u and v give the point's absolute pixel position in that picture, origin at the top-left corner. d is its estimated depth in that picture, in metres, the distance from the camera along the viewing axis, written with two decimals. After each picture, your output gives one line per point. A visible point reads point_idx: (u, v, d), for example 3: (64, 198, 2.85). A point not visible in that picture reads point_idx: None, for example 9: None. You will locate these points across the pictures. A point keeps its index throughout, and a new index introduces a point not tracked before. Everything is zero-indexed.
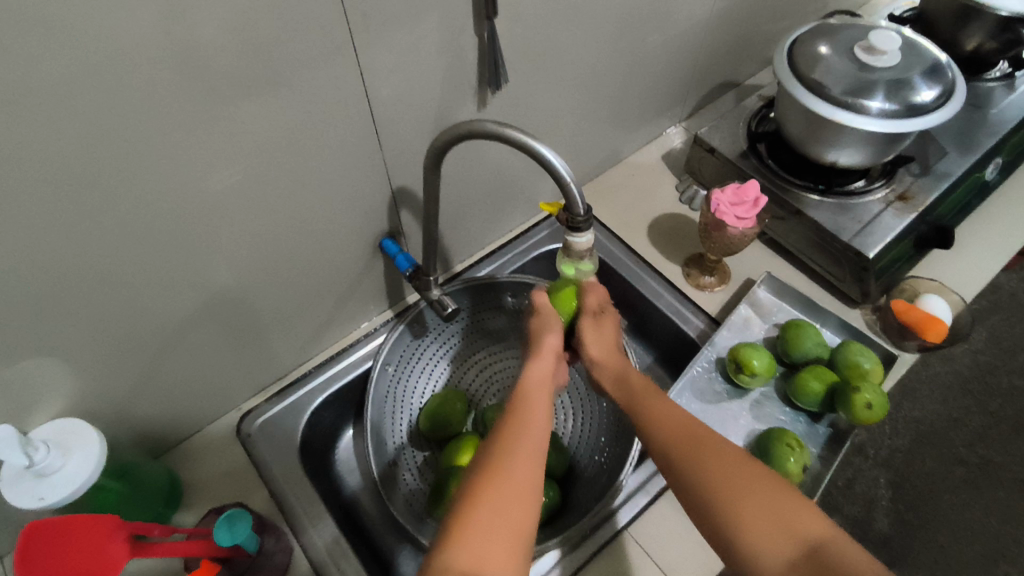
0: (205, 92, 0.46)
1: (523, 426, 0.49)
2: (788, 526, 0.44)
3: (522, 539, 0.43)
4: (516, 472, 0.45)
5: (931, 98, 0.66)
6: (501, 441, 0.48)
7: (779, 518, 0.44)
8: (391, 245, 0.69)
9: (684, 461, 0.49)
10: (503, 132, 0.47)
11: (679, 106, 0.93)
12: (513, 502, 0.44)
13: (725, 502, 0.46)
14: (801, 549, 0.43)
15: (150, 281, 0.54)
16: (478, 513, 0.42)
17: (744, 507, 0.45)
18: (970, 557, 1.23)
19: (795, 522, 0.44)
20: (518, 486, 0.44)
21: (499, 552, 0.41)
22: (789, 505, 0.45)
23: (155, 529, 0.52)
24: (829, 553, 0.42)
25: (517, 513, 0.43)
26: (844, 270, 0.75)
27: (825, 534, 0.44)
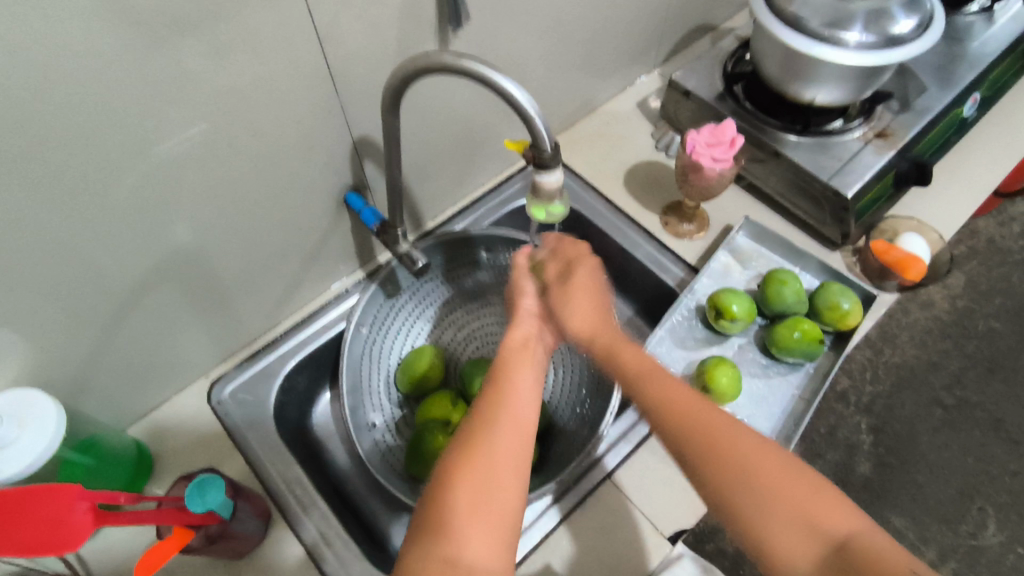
0: (141, 34, 0.42)
1: (499, 415, 0.47)
2: (811, 524, 0.44)
3: (511, 524, 0.43)
4: (500, 462, 0.45)
5: (911, 29, 0.64)
6: (476, 434, 0.46)
7: (794, 515, 0.44)
8: (356, 200, 0.66)
9: (682, 441, 0.48)
10: (461, 65, 0.45)
11: (654, 50, 0.90)
12: (498, 488, 0.44)
13: (744, 498, 0.45)
14: (828, 545, 0.43)
15: (101, 245, 0.51)
16: (461, 504, 0.43)
17: (765, 499, 0.45)
18: (946, 495, 1.27)
19: (816, 515, 0.44)
20: (502, 480, 0.44)
21: (485, 544, 0.41)
22: (806, 496, 0.45)
23: (121, 497, 0.48)
24: (854, 549, 0.42)
25: (501, 503, 0.43)
26: (824, 211, 0.74)
27: (856, 531, 0.43)
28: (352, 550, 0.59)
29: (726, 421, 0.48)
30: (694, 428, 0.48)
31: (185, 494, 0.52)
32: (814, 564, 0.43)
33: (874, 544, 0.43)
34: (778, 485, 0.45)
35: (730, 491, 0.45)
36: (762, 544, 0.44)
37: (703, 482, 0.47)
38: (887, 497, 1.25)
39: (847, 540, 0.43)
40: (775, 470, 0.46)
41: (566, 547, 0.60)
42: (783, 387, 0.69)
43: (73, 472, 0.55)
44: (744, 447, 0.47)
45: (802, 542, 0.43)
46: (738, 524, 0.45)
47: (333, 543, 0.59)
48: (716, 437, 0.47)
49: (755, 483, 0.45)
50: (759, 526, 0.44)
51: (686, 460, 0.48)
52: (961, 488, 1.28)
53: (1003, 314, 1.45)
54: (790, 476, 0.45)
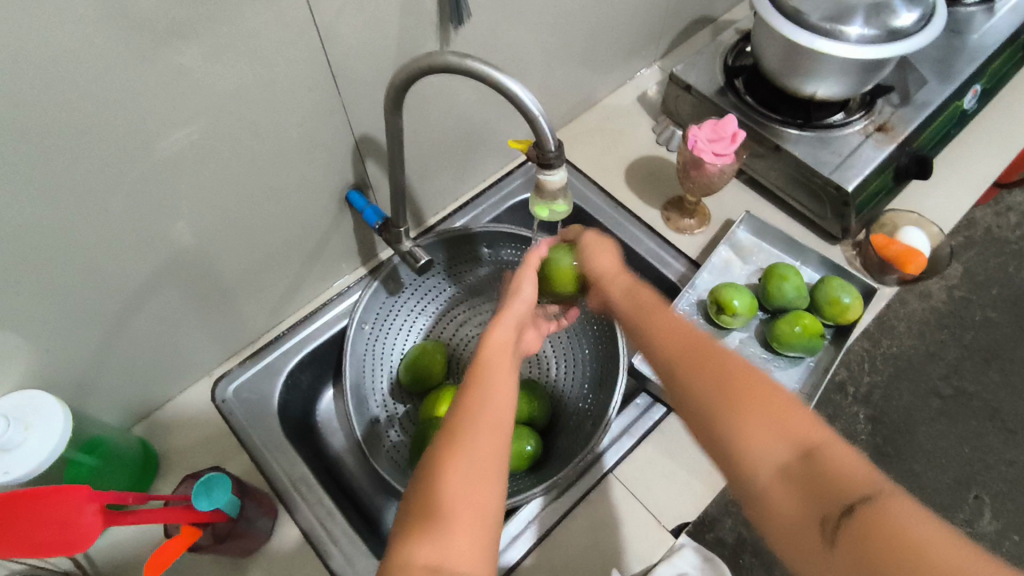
0: (142, 37, 0.42)
1: (481, 403, 0.45)
2: (782, 432, 0.41)
3: (493, 522, 0.42)
4: (484, 453, 0.43)
5: (913, 22, 0.64)
6: (454, 430, 0.44)
7: (767, 421, 0.42)
8: (358, 198, 0.66)
9: (674, 361, 0.47)
10: (465, 64, 0.45)
11: (654, 43, 0.90)
12: (476, 487, 0.42)
13: (720, 407, 0.43)
14: (795, 455, 0.40)
15: (106, 247, 0.51)
16: (442, 502, 0.41)
17: (738, 401, 0.43)
18: (942, 484, 1.28)
19: (789, 425, 0.41)
20: (485, 464, 0.42)
21: (465, 546, 0.39)
22: (780, 408, 0.42)
23: (129, 497, 0.49)
24: (823, 457, 0.39)
25: (481, 498, 0.41)
26: (825, 205, 0.74)
27: (830, 442, 0.40)
28: (358, 547, 0.60)
29: (709, 342, 0.47)
30: (677, 350, 0.48)
31: (193, 493, 0.53)
32: (780, 469, 0.40)
33: (845, 458, 0.39)
34: (751, 399, 0.43)
35: (707, 403, 0.44)
36: (733, 448, 0.42)
37: (687, 399, 0.45)
38: None
39: (817, 447, 0.40)
40: (749, 387, 0.43)
41: (570, 542, 0.60)
42: (785, 381, 0.70)
43: (80, 472, 0.55)
44: (728, 368, 0.45)
45: (774, 448, 0.41)
46: (717, 436, 0.43)
47: (338, 540, 0.60)
48: (699, 356, 0.46)
49: (732, 395, 0.43)
50: (736, 434, 0.42)
51: (675, 376, 0.47)
52: (958, 477, 1.29)
53: (1001, 304, 1.46)
54: (765, 391, 0.43)
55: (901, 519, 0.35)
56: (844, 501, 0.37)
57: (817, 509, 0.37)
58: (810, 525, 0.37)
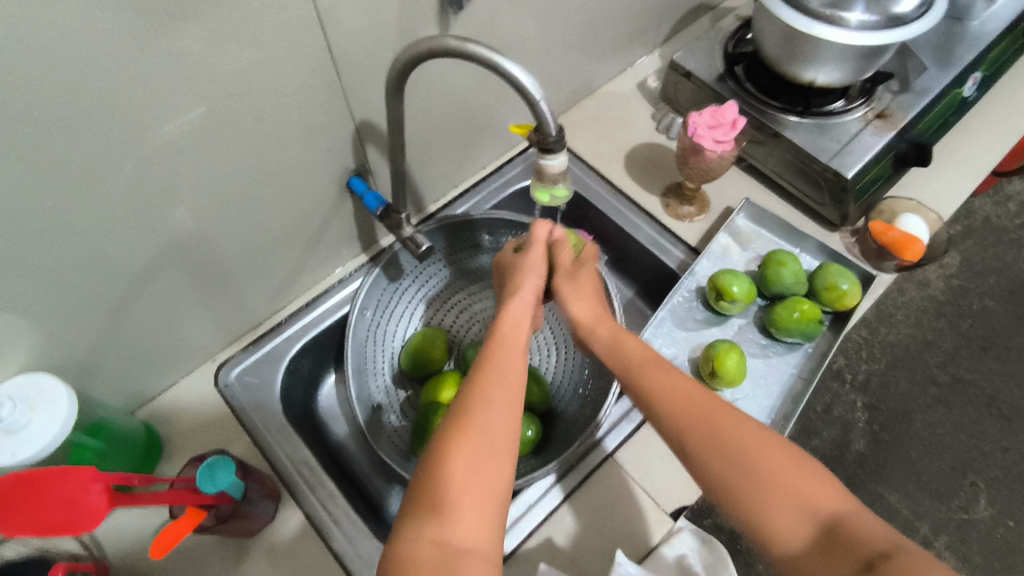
0: (143, 19, 0.42)
1: (494, 385, 0.47)
2: (804, 504, 0.44)
3: (499, 499, 0.43)
4: (490, 434, 0.44)
5: (912, 9, 0.64)
6: (466, 411, 0.45)
7: (787, 492, 0.44)
8: (358, 183, 0.66)
9: (690, 429, 0.48)
10: (464, 48, 0.45)
11: (654, 30, 0.90)
12: (486, 465, 0.43)
13: (739, 478, 0.46)
14: (817, 527, 0.43)
15: (107, 231, 0.52)
16: (454, 478, 0.42)
17: (760, 467, 0.46)
18: (939, 471, 1.29)
19: (809, 494, 0.44)
20: (490, 444, 0.44)
21: (474, 522, 0.41)
22: (800, 476, 0.45)
23: (134, 478, 0.49)
24: (844, 527, 0.42)
25: (490, 475, 0.43)
26: (823, 192, 0.74)
27: (846, 510, 0.44)
28: (360, 529, 0.61)
29: (718, 407, 0.49)
30: (687, 416, 0.49)
31: (197, 477, 0.53)
32: (805, 540, 0.43)
33: (863, 522, 0.43)
34: (766, 471, 0.45)
35: (727, 475, 0.46)
36: (760, 521, 0.44)
37: (700, 472, 0.47)
38: (881, 473, 1.27)
39: (836, 515, 0.43)
40: (764, 449, 0.46)
41: (569, 524, 0.61)
42: (782, 367, 0.70)
43: (84, 455, 0.56)
44: (743, 433, 0.47)
45: (794, 520, 0.44)
46: (738, 500, 0.46)
47: (341, 523, 0.61)
48: (710, 423, 0.48)
49: (750, 463, 0.46)
50: (757, 512, 0.45)
51: (688, 455, 0.48)
52: (954, 464, 1.30)
53: (998, 293, 1.47)
54: (783, 459, 0.46)
55: (922, 575, 0.38)
56: (868, 559, 0.40)
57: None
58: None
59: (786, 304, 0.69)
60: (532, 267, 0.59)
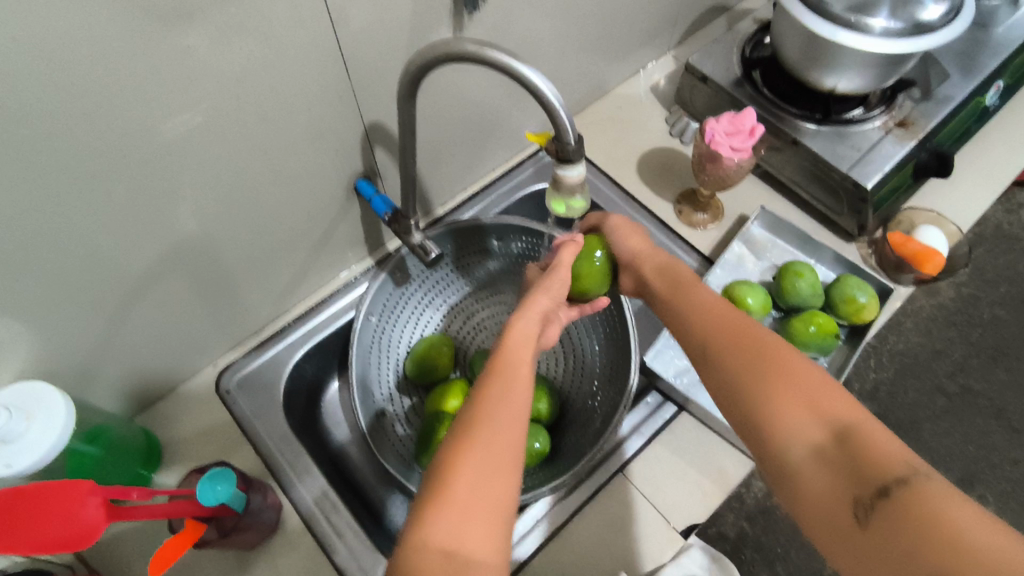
0: (149, 18, 0.40)
1: (501, 400, 0.44)
2: (815, 410, 0.41)
3: (507, 508, 0.40)
4: (496, 443, 0.41)
5: (940, 16, 0.62)
6: (470, 426, 0.42)
7: (800, 397, 0.41)
8: (366, 187, 0.64)
9: (712, 343, 0.47)
10: (483, 53, 0.43)
11: (668, 32, 0.88)
12: (493, 480, 0.40)
13: (754, 376, 0.44)
14: (829, 433, 0.40)
15: (108, 234, 0.50)
16: (458, 489, 0.39)
17: (772, 370, 0.43)
18: (946, 481, 1.28)
19: (823, 403, 0.41)
20: (499, 458, 0.41)
21: (479, 533, 0.38)
22: (815, 386, 0.42)
23: (133, 492, 0.48)
24: (857, 437, 0.39)
25: (496, 491, 0.40)
26: (841, 201, 0.73)
27: (862, 421, 0.40)
28: (363, 541, 0.59)
29: (745, 323, 0.47)
30: (709, 326, 0.48)
31: (199, 489, 0.51)
32: (813, 447, 0.40)
33: (884, 437, 0.38)
34: (785, 379, 0.42)
35: (738, 378, 0.44)
36: (767, 420, 0.42)
37: (717, 372, 0.46)
38: None
39: (854, 425, 0.39)
40: (781, 360, 0.44)
41: (579, 539, 0.60)
42: None
43: (82, 461, 0.54)
44: (764, 344, 0.45)
45: (807, 430, 0.40)
46: (748, 405, 0.43)
47: (344, 534, 0.59)
48: (729, 335, 0.46)
49: (765, 372, 0.43)
50: (770, 416, 0.42)
51: (714, 359, 0.46)
52: (962, 475, 1.28)
53: (1009, 302, 1.45)
54: (807, 376, 0.42)
55: (937, 501, 0.34)
56: (879, 481, 0.36)
57: (851, 490, 0.37)
58: (841, 503, 0.37)
59: (803, 314, 0.67)
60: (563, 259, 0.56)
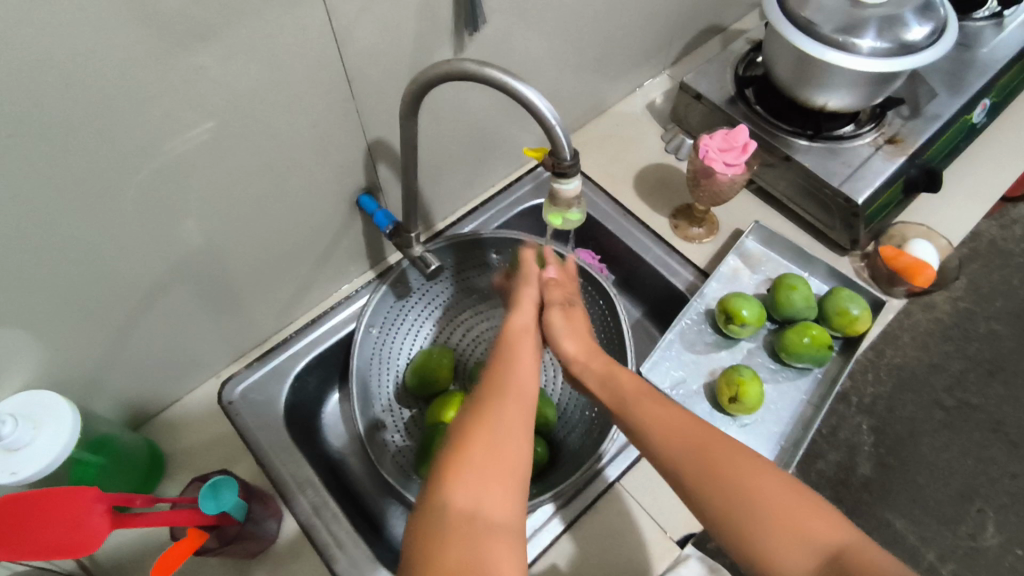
0: (161, 38, 0.42)
1: (510, 384, 0.48)
2: (808, 539, 0.42)
3: (521, 477, 0.42)
4: (507, 423, 0.44)
5: (924, 37, 0.64)
6: (483, 407, 0.45)
7: (790, 522, 0.43)
8: (368, 202, 0.66)
9: (692, 474, 0.46)
10: (482, 72, 0.45)
11: (664, 51, 0.90)
12: (508, 443, 0.43)
13: (739, 500, 0.44)
14: (824, 561, 0.41)
15: (116, 247, 0.51)
16: (474, 454, 0.41)
17: (757, 493, 0.44)
18: (946, 496, 1.28)
19: (812, 528, 0.42)
20: (511, 435, 0.43)
21: (497, 494, 0.40)
22: (802, 509, 0.43)
23: (137, 500, 0.49)
24: (849, 562, 0.40)
25: (512, 453, 0.42)
26: (833, 215, 0.74)
27: (848, 543, 0.42)
28: (363, 552, 0.59)
29: (713, 434, 0.48)
30: (684, 446, 0.48)
31: (200, 497, 0.52)
32: None
33: (873, 554, 0.41)
34: (770, 497, 0.44)
35: (720, 508, 0.45)
36: (761, 555, 0.43)
37: (697, 505, 0.46)
38: (887, 497, 1.25)
39: (844, 549, 0.41)
40: (759, 475, 0.45)
41: (576, 549, 0.60)
42: (791, 392, 0.70)
43: (85, 471, 0.55)
44: (738, 461, 0.46)
45: (798, 557, 0.42)
46: (745, 538, 0.43)
47: (344, 544, 0.60)
48: (709, 452, 0.47)
49: (748, 496, 0.44)
50: (765, 549, 0.43)
51: (691, 491, 0.46)
52: (960, 490, 1.28)
53: (1004, 317, 1.46)
54: (790, 491, 0.44)
55: None
56: None
57: None
58: None
59: (797, 325, 0.69)
60: (527, 284, 0.63)
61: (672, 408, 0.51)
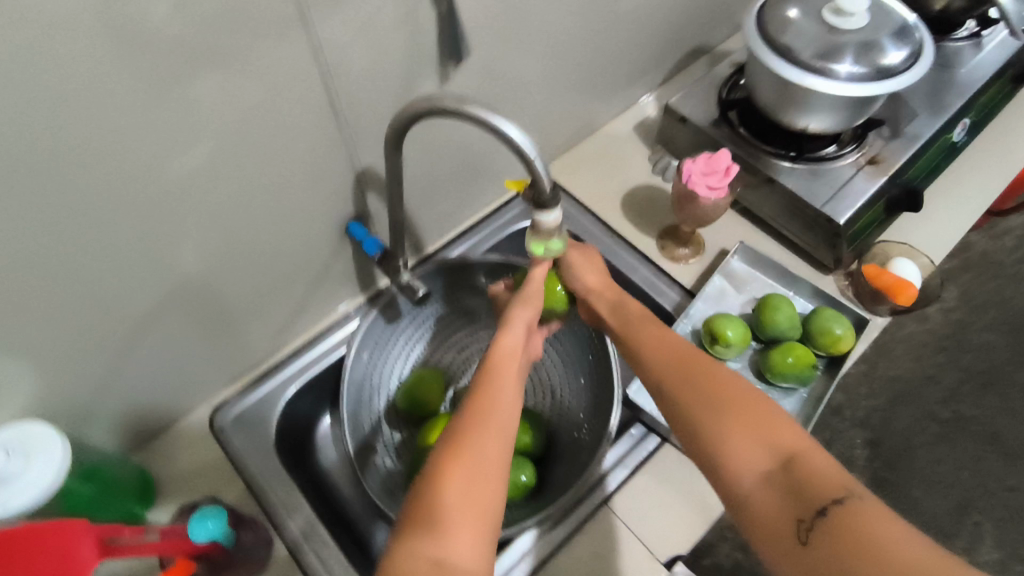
0: (148, 78, 0.43)
1: (486, 411, 0.47)
2: (765, 440, 0.46)
3: (493, 517, 0.42)
4: (482, 459, 0.44)
5: (901, 60, 0.65)
6: (457, 440, 0.45)
7: (754, 428, 0.47)
8: (357, 229, 0.67)
9: (675, 379, 0.52)
10: (462, 108, 0.46)
11: (651, 73, 0.91)
12: (480, 486, 0.43)
13: (711, 405, 0.49)
14: (775, 460, 0.45)
15: (108, 280, 0.52)
16: (446, 498, 0.41)
17: (727, 398, 0.49)
18: (942, 509, 1.28)
19: (773, 433, 0.46)
20: (485, 469, 0.43)
21: (467, 539, 0.40)
22: (769, 417, 0.48)
23: (126, 529, 0.50)
24: (800, 463, 0.44)
25: (487, 489, 0.43)
26: (817, 236, 0.75)
27: (805, 449, 0.45)
28: None
29: (700, 354, 0.54)
30: (670, 361, 0.54)
31: (190, 526, 0.53)
32: (760, 473, 0.45)
33: (821, 462, 0.44)
34: (740, 407, 0.49)
35: (689, 404, 0.50)
36: (719, 447, 0.47)
37: (666, 397, 0.52)
38: None
39: (796, 455, 0.45)
40: (736, 390, 0.50)
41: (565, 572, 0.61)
42: None
43: (77, 499, 0.55)
44: (717, 373, 0.51)
45: (758, 458, 0.45)
46: (705, 433, 0.48)
47: (334, 570, 0.60)
48: (694, 367, 0.52)
49: (719, 405, 0.49)
50: (722, 441, 0.47)
51: (667, 392, 0.52)
52: (955, 503, 1.29)
53: (996, 328, 1.47)
54: (760, 406, 0.48)
55: (871, 520, 0.39)
56: (821, 501, 0.41)
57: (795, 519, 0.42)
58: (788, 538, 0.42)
59: (782, 343, 0.70)
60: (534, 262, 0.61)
61: (669, 334, 0.57)
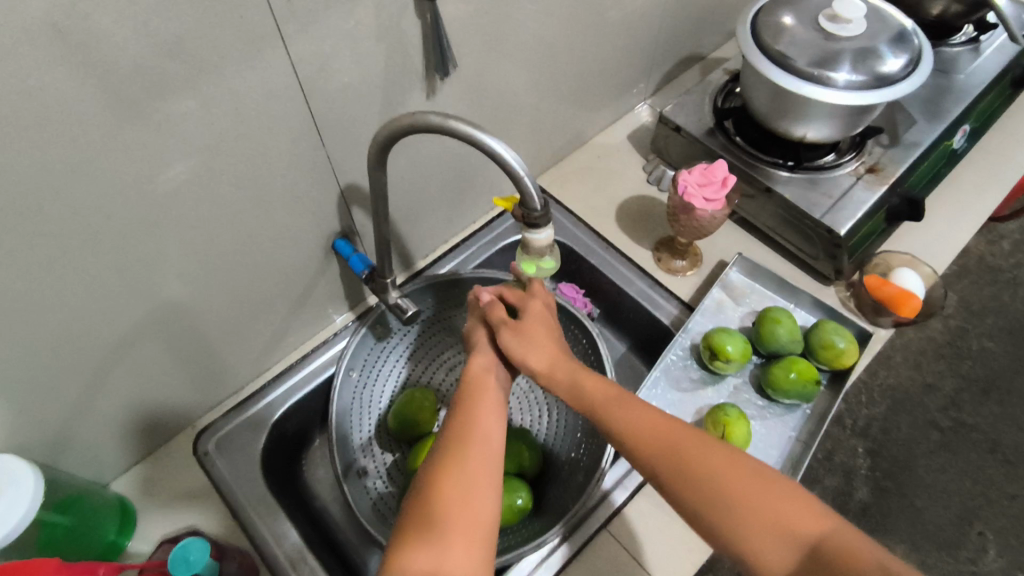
0: (117, 96, 0.41)
1: (474, 434, 0.49)
2: (787, 531, 0.45)
3: (487, 528, 0.45)
4: (469, 480, 0.46)
5: (899, 68, 0.64)
6: (446, 456, 0.47)
7: (773, 521, 0.45)
8: (344, 246, 0.65)
9: (664, 465, 0.49)
10: (447, 124, 0.44)
11: (643, 82, 0.90)
12: (472, 500, 0.45)
13: (719, 501, 0.46)
14: (800, 551, 0.44)
15: (81, 306, 0.50)
16: (444, 509, 0.44)
17: (729, 484, 0.47)
18: (946, 520, 1.26)
19: (790, 522, 0.45)
20: (477, 482, 0.46)
21: (462, 552, 0.43)
22: (780, 504, 0.46)
23: (101, 568, 0.48)
24: (826, 551, 0.43)
25: (476, 507, 0.45)
26: (817, 246, 0.74)
27: (826, 532, 0.44)
28: None
29: (672, 423, 0.51)
30: (652, 449, 0.50)
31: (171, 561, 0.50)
32: (790, 568, 0.44)
33: (847, 544, 0.44)
34: (746, 494, 0.46)
35: (694, 495, 0.47)
36: (741, 546, 0.45)
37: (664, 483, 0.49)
38: (886, 522, 1.24)
39: (820, 541, 0.44)
40: (727, 469, 0.48)
41: None
42: (780, 429, 0.68)
43: (53, 533, 0.53)
44: (709, 455, 0.48)
45: (782, 554, 0.44)
46: (721, 532, 0.46)
47: None
48: (683, 453, 0.49)
49: (722, 491, 0.47)
50: (742, 538, 0.45)
51: (664, 484, 0.49)
52: (960, 513, 1.26)
53: (996, 334, 1.45)
54: (763, 487, 0.46)
55: None
56: None
57: None
58: None
59: (784, 358, 0.68)
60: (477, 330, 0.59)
61: (640, 399, 0.52)
